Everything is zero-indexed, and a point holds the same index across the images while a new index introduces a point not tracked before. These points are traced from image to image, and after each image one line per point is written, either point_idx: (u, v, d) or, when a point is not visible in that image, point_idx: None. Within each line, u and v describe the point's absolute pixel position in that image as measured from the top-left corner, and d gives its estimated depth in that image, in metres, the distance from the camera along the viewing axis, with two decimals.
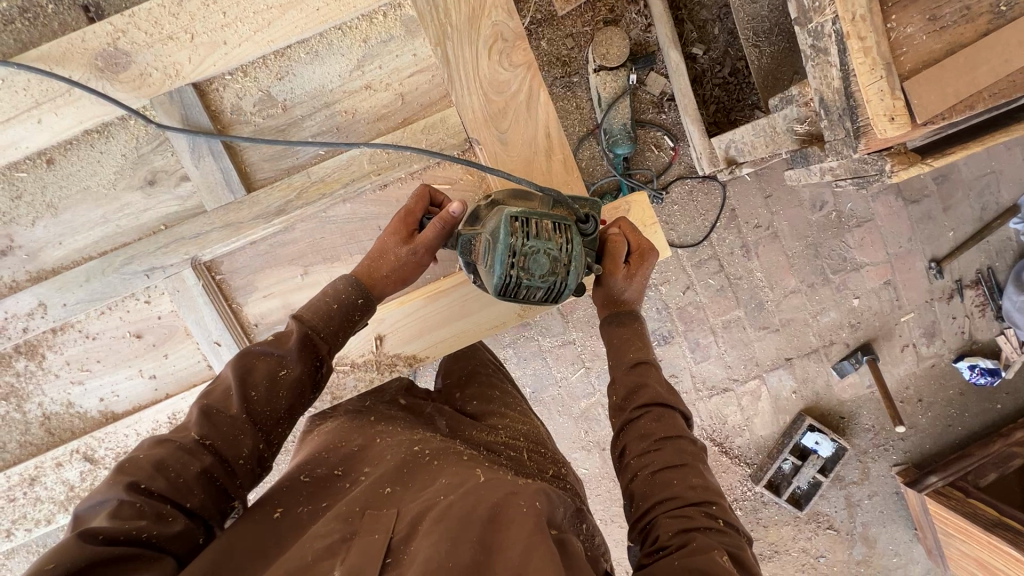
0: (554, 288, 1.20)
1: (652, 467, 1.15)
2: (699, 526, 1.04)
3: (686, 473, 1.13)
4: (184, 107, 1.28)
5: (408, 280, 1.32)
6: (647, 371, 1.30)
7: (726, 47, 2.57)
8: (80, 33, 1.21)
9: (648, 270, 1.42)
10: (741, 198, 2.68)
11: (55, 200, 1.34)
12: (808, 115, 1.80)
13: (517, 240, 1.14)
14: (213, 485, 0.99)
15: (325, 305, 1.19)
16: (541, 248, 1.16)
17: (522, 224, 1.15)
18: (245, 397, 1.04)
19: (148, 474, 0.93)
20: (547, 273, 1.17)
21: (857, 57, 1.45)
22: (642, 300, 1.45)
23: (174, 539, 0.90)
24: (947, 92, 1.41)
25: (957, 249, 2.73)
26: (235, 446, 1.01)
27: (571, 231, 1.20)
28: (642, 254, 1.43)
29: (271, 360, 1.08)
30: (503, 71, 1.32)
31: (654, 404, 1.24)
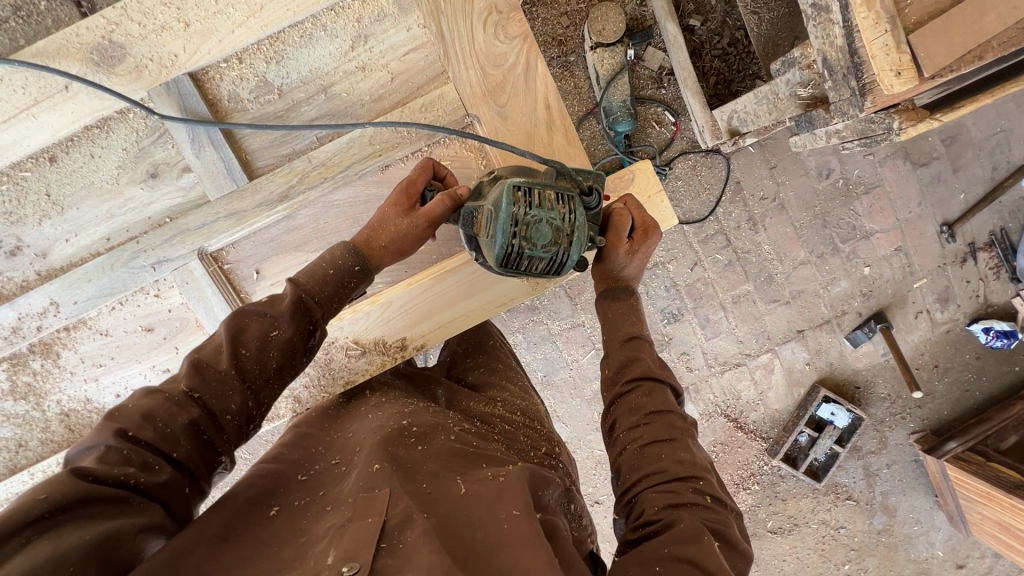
0: (556, 259, 1.22)
1: (640, 441, 1.14)
2: (686, 503, 1.03)
3: (674, 448, 1.12)
4: (182, 97, 1.28)
5: (407, 253, 1.27)
6: (639, 344, 1.28)
7: (724, 17, 2.53)
8: (75, 28, 1.21)
9: (650, 249, 1.36)
10: (745, 170, 2.65)
11: (60, 198, 1.35)
12: (812, 77, 1.76)
13: (520, 209, 1.15)
14: (201, 438, 1.01)
15: (319, 269, 1.19)
16: (544, 217, 1.17)
17: (524, 194, 1.16)
18: (235, 354, 1.05)
19: (137, 424, 0.96)
20: (549, 243, 1.19)
21: (861, 12, 1.41)
22: (641, 277, 1.41)
23: (160, 487, 0.94)
24: (954, 43, 1.37)
25: (969, 211, 2.69)
26: (223, 402, 1.03)
27: (574, 202, 1.21)
28: (647, 230, 1.37)
29: (265, 321, 1.09)
30: (498, 44, 1.30)
31: (645, 378, 1.23)
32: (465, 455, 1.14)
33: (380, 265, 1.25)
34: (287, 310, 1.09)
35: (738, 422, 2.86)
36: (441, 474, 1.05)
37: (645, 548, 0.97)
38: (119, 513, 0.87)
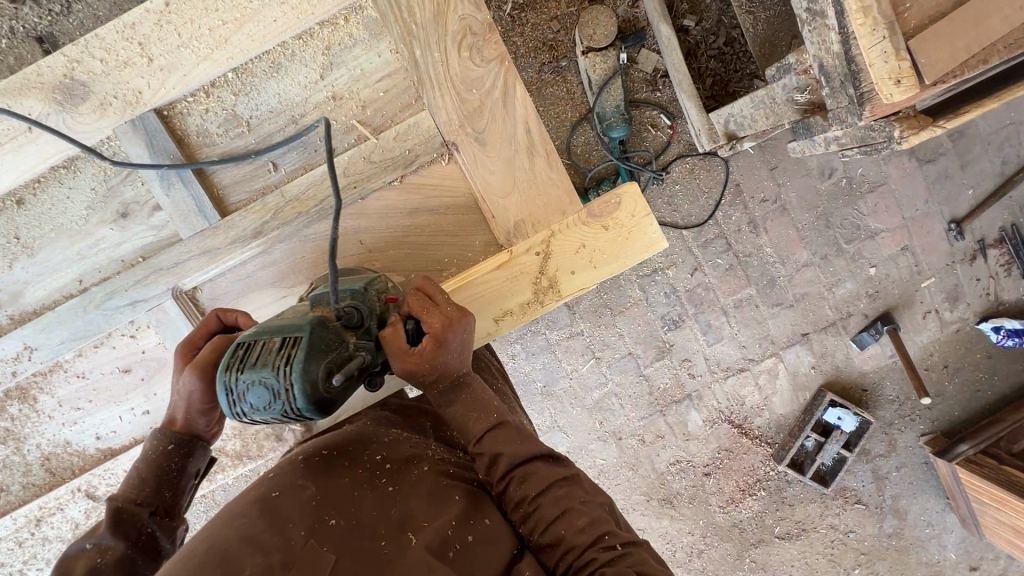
0: (293, 413, 0.97)
1: (539, 528, 1.05)
2: (604, 564, 0.98)
3: (570, 519, 1.04)
4: (149, 134, 1.24)
5: (203, 407, 1.12)
6: (497, 435, 1.12)
7: (719, 17, 2.46)
8: (34, 67, 1.17)
9: (439, 347, 1.12)
10: (745, 172, 2.58)
11: (30, 240, 1.32)
12: (809, 83, 1.69)
13: (230, 375, 0.98)
14: None
15: (140, 472, 1.12)
16: (255, 379, 0.95)
17: (240, 353, 0.99)
18: None
19: None
20: (270, 403, 0.96)
21: (857, 18, 1.34)
22: (456, 370, 1.17)
23: None
24: (958, 48, 1.31)
25: (977, 208, 2.61)
26: None
27: (295, 347, 0.97)
28: (433, 333, 1.13)
29: (86, 554, 1.02)
30: (475, 68, 1.25)
31: (515, 467, 1.10)
32: (440, 487, 1.11)
33: (198, 433, 1.15)
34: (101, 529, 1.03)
35: (743, 428, 2.81)
36: (405, 523, 1.02)
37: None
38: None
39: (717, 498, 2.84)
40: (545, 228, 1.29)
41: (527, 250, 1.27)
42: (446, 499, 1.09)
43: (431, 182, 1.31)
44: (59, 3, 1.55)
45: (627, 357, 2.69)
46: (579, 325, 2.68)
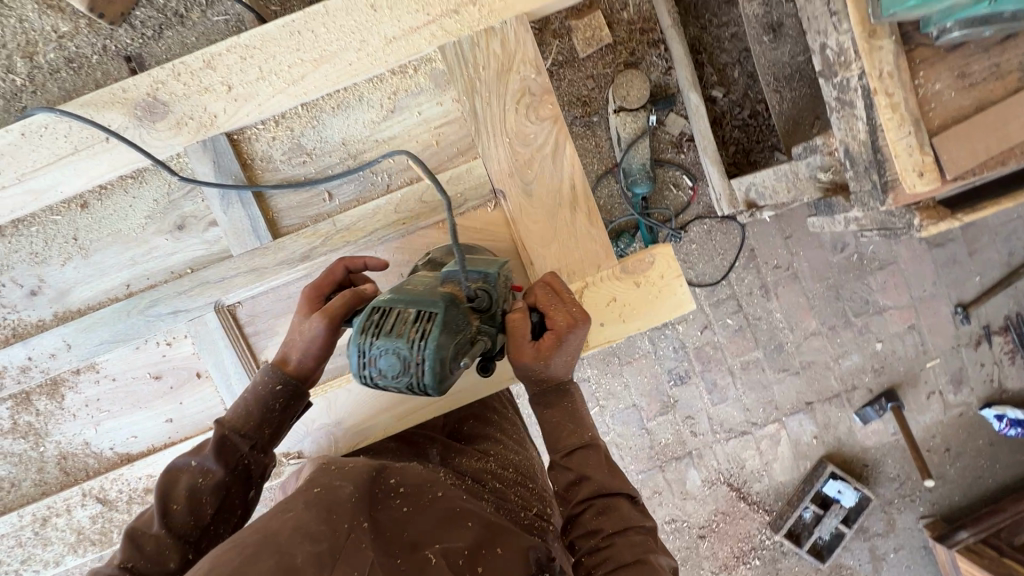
0: (417, 387, 1.02)
1: (606, 566, 1.07)
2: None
3: (640, 570, 1.05)
4: (217, 155, 1.31)
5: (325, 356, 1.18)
6: (586, 456, 1.21)
7: (746, 90, 2.58)
8: (121, 84, 1.26)
9: (560, 347, 1.17)
10: (760, 239, 2.65)
11: (86, 242, 1.37)
12: (833, 164, 1.77)
13: (364, 339, 1.02)
14: None
15: (246, 405, 1.17)
16: (390, 348, 1.00)
17: (376, 318, 1.03)
18: (167, 513, 1.07)
19: None
20: (399, 374, 1.00)
21: (885, 113, 1.42)
22: (568, 370, 1.23)
23: None
24: (976, 149, 1.41)
25: (983, 295, 2.67)
26: (160, 561, 1.05)
27: (432, 323, 1.01)
28: (556, 330, 1.18)
29: (192, 474, 1.11)
30: (529, 124, 1.33)
31: (598, 496, 1.17)
32: (451, 516, 1.11)
33: (306, 382, 1.18)
34: (205, 456, 1.10)
35: (741, 492, 2.78)
36: (417, 544, 1.02)
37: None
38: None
39: (710, 563, 2.78)
40: (580, 279, 1.36)
41: None
42: (459, 525, 1.09)
43: (475, 226, 1.36)
44: (151, 28, 1.68)
45: (631, 408, 2.70)
46: (587, 372, 2.70)
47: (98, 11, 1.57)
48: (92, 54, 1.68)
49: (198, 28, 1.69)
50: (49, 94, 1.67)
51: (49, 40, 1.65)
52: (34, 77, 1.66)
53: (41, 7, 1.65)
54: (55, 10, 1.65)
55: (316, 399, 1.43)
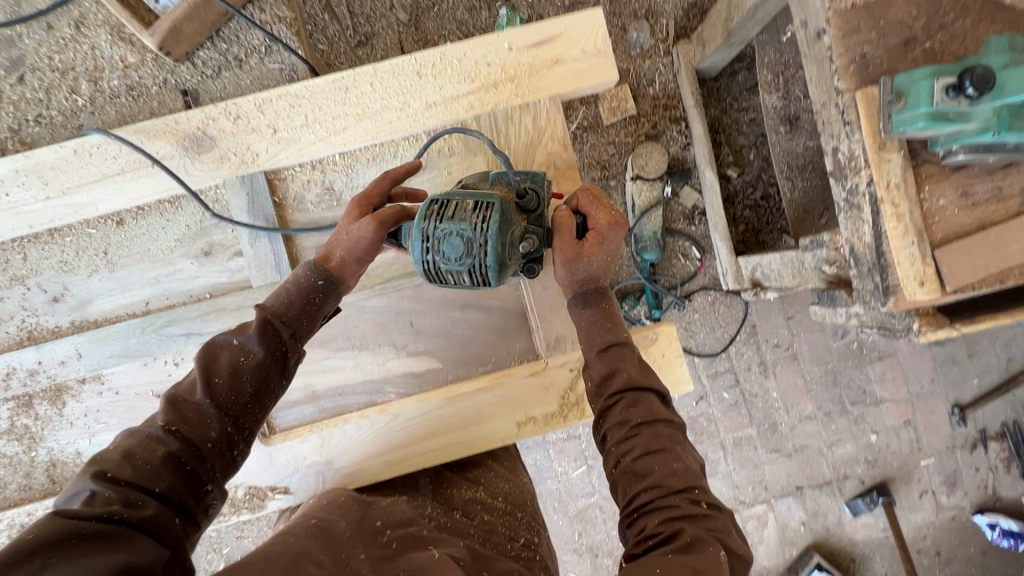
0: (478, 270, 1.10)
1: (634, 455, 1.11)
2: (688, 514, 1.03)
3: (667, 459, 1.09)
4: (253, 191, 1.38)
5: (368, 259, 1.25)
6: (619, 352, 1.23)
7: (760, 172, 2.67)
8: (176, 117, 1.36)
9: (601, 245, 1.26)
10: (763, 316, 2.68)
11: (115, 257, 1.42)
12: (837, 259, 1.80)
13: (429, 223, 1.09)
14: (182, 470, 1.02)
15: (288, 293, 1.20)
16: (453, 231, 1.08)
17: (438, 207, 1.11)
18: (209, 384, 1.09)
19: (117, 463, 0.98)
20: (463, 256, 1.08)
21: (891, 222, 1.49)
22: (608, 273, 1.31)
23: (148, 522, 0.93)
24: (976, 265, 1.47)
25: (981, 398, 2.67)
26: (202, 431, 1.05)
27: (491, 209, 1.09)
28: (598, 228, 1.27)
29: (231, 350, 1.12)
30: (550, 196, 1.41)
31: (629, 389, 1.18)
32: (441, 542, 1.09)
33: (346, 277, 1.24)
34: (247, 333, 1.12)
35: None
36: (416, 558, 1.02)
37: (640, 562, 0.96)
38: (113, 550, 0.85)
39: None
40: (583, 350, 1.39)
41: (562, 364, 1.38)
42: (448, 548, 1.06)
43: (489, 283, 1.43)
44: (212, 68, 1.81)
45: None
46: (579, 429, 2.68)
47: (166, 49, 1.70)
48: (152, 84, 1.80)
49: (254, 72, 1.82)
50: (105, 116, 1.80)
51: (116, 68, 1.78)
52: (95, 99, 1.79)
53: (113, 37, 1.77)
54: (127, 41, 1.78)
55: (309, 437, 1.38)
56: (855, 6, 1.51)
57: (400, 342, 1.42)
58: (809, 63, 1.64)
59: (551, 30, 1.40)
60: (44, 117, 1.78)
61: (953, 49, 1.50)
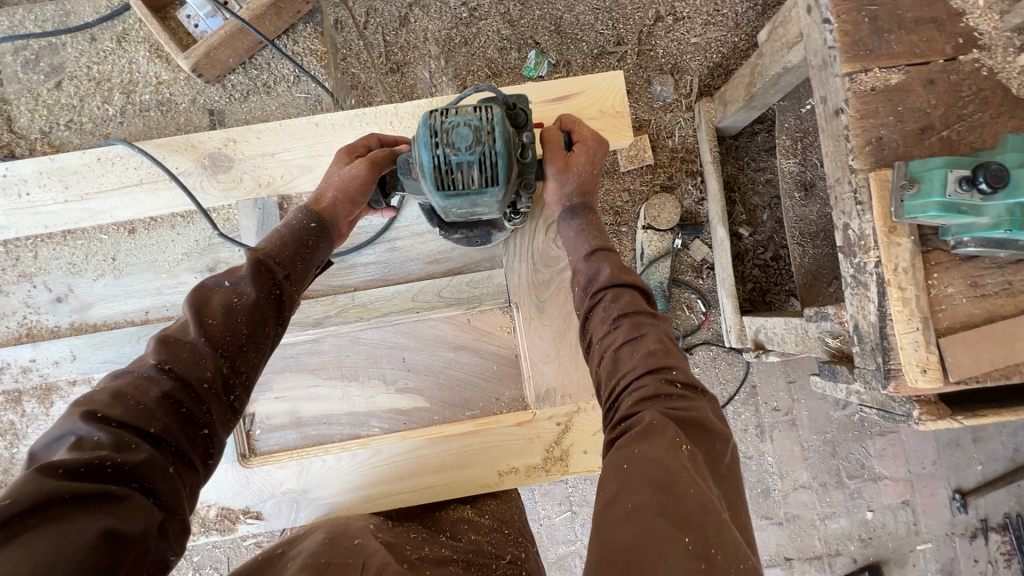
0: (488, 162, 1.08)
1: (614, 346, 1.16)
2: (657, 395, 1.05)
3: (644, 345, 1.13)
4: (262, 214, 1.44)
5: (358, 202, 1.30)
6: (602, 255, 1.29)
7: (772, 233, 2.68)
8: (201, 136, 1.41)
9: (587, 152, 1.35)
10: (763, 377, 2.64)
11: (122, 264, 1.47)
12: (841, 332, 1.78)
13: (435, 118, 1.07)
14: (178, 411, 0.96)
15: (280, 237, 1.20)
16: (461, 120, 1.07)
17: (441, 110, 1.10)
18: (202, 325, 1.04)
19: (105, 404, 0.92)
20: (473, 144, 1.06)
21: (896, 305, 1.47)
22: (594, 183, 1.38)
23: (141, 467, 0.88)
24: (981, 357, 1.44)
25: (983, 486, 2.58)
26: (196, 371, 1.00)
27: (493, 107, 1.11)
28: (583, 140, 1.37)
29: (224, 291, 1.08)
30: (556, 248, 1.45)
31: (611, 286, 1.24)
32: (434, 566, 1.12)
33: (337, 219, 1.27)
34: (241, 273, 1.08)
35: None
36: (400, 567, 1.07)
37: (611, 457, 1.01)
38: (97, 510, 0.80)
39: None
40: (573, 405, 1.38)
41: (549, 417, 1.38)
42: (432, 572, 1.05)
43: (486, 328, 1.44)
44: (241, 91, 1.88)
45: None
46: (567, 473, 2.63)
47: (199, 70, 1.77)
48: (182, 101, 1.87)
49: (281, 99, 1.89)
50: (133, 126, 1.86)
51: (149, 84, 1.85)
52: (126, 110, 1.85)
53: (151, 54, 1.86)
54: (163, 60, 1.86)
55: (288, 463, 1.36)
56: (874, 89, 1.53)
57: (390, 377, 1.41)
58: (826, 139, 1.65)
59: (571, 89, 1.52)
60: (75, 122, 1.85)
61: (971, 140, 1.51)
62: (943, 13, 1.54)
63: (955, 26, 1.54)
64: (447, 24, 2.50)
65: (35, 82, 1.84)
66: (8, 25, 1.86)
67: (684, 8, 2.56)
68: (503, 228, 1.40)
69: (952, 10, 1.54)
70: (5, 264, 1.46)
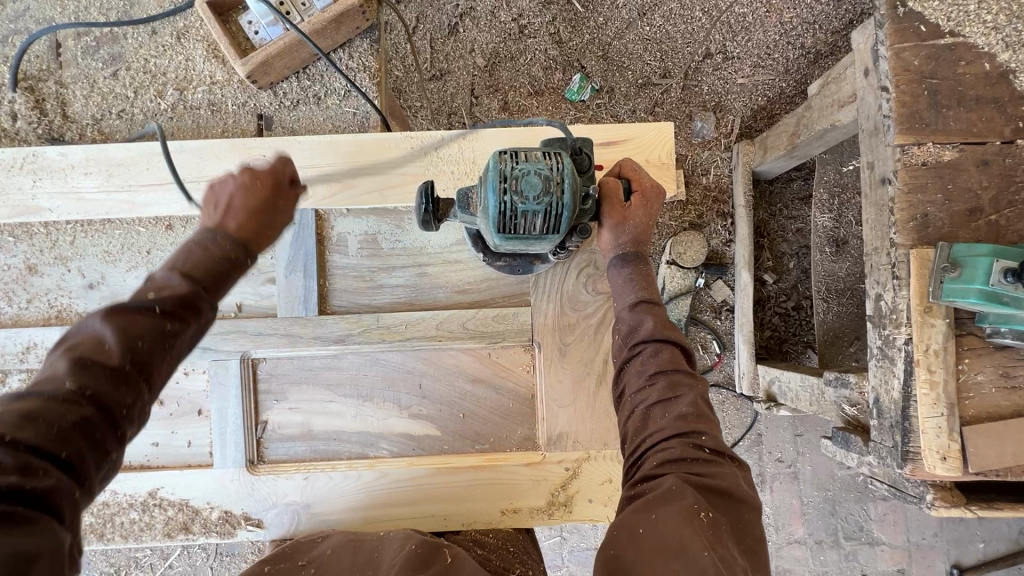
0: (553, 212, 1.10)
1: (647, 403, 1.15)
2: (683, 459, 1.05)
3: (676, 406, 1.12)
4: (299, 225, 1.46)
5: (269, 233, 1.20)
6: (646, 308, 1.28)
7: (796, 283, 2.64)
8: (247, 139, 1.45)
9: (647, 205, 1.35)
10: (771, 427, 2.59)
11: (155, 258, 1.50)
12: (860, 402, 1.74)
13: (506, 164, 1.09)
14: (94, 436, 0.86)
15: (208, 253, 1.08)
16: (532, 169, 1.09)
17: (511, 154, 1.11)
18: (127, 346, 0.91)
19: (13, 425, 0.80)
20: (541, 194, 1.08)
21: (923, 388, 1.44)
22: (647, 235, 1.38)
23: (53, 494, 0.78)
24: (1003, 451, 1.41)
25: (984, 565, 2.53)
26: (119, 395, 0.89)
27: (562, 155, 1.13)
28: (643, 190, 1.36)
29: (153, 313, 0.95)
30: (584, 292, 1.46)
31: (651, 340, 1.23)
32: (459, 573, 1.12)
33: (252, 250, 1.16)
34: (176, 300, 0.97)
35: None
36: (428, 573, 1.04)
37: (626, 516, 1.02)
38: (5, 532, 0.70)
39: None
40: (583, 451, 1.41)
41: (559, 462, 1.40)
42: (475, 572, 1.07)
43: (505, 363, 1.47)
44: (291, 99, 1.91)
45: None
46: None
47: (253, 78, 1.80)
48: (231, 102, 1.89)
49: (329, 111, 1.92)
50: (181, 121, 1.88)
51: (203, 83, 1.88)
52: (177, 106, 1.88)
53: (208, 53, 1.89)
54: (218, 60, 1.88)
55: (294, 475, 1.39)
56: (925, 165, 1.50)
57: (405, 402, 1.44)
58: (868, 207, 1.62)
59: (620, 135, 1.53)
60: (127, 113, 1.87)
61: (1019, 228, 1.47)
62: (1007, 94, 1.51)
63: (1017, 109, 1.50)
64: (496, 38, 2.50)
65: (93, 69, 1.87)
66: (73, 10, 1.89)
67: (736, 48, 2.51)
68: (547, 260, 1.41)
69: (1016, 92, 1.51)
70: (43, 246, 1.49)
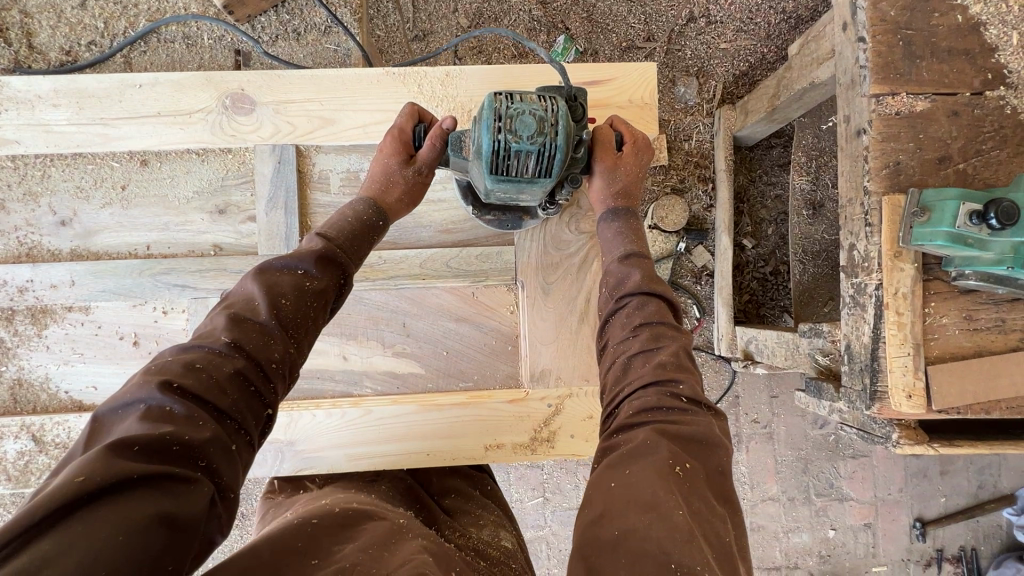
0: (546, 154, 1.11)
1: (629, 352, 1.18)
2: (660, 406, 1.07)
3: (655, 354, 1.15)
4: (279, 161, 1.46)
5: (417, 199, 1.42)
6: (633, 261, 1.31)
7: (774, 248, 2.69)
8: (221, 73, 1.41)
9: (638, 156, 1.39)
10: (748, 389, 2.66)
11: (129, 197, 1.47)
12: (832, 351, 1.79)
13: (501, 104, 1.09)
14: (248, 388, 1.01)
15: (343, 224, 1.27)
16: (526, 109, 1.09)
17: (507, 95, 1.12)
18: (275, 304, 1.08)
19: (180, 373, 0.95)
20: (535, 134, 1.09)
21: (891, 329, 1.49)
22: (636, 186, 1.42)
23: (206, 443, 0.90)
24: (966, 390, 1.47)
25: (944, 517, 2.65)
26: (267, 349, 1.05)
27: (557, 99, 1.14)
28: (634, 142, 1.41)
29: (295, 275, 1.13)
30: (567, 232, 1.48)
31: (638, 293, 1.25)
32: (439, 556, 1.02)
33: (393, 215, 1.37)
34: (311, 260, 1.13)
35: None
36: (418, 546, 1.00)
37: (602, 471, 1.04)
38: (160, 493, 0.81)
39: None
40: (565, 390, 1.44)
41: (541, 399, 1.43)
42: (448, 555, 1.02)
43: (489, 304, 1.50)
44: (268, 35, 1.89)
45: None
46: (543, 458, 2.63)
47: (230, 9, 1.77)
48: (207, 37, 1.86)
49: (310, 48, 1.90)
50: (156, 57, 1.84)
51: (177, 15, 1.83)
52: (150, 40, 1.84)
53: None
54: None
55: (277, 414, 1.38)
56: (899, 114, 1.54)
57: (388, 340, 1.46)
58: (844, 158, 1.65)
59: (604, 76, 1.53)
60: (96, 45, 1.82)
61: (985, 176, 1.53)
62: (978, 45, 1.55)
63: (986, 60, 1.55)
64: None
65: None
66: None
67: (718, 12, 2.51)
68: (536, 215, 1.41)
69: (986, 43, 1.55)
70: (10, 180, 1.44)
